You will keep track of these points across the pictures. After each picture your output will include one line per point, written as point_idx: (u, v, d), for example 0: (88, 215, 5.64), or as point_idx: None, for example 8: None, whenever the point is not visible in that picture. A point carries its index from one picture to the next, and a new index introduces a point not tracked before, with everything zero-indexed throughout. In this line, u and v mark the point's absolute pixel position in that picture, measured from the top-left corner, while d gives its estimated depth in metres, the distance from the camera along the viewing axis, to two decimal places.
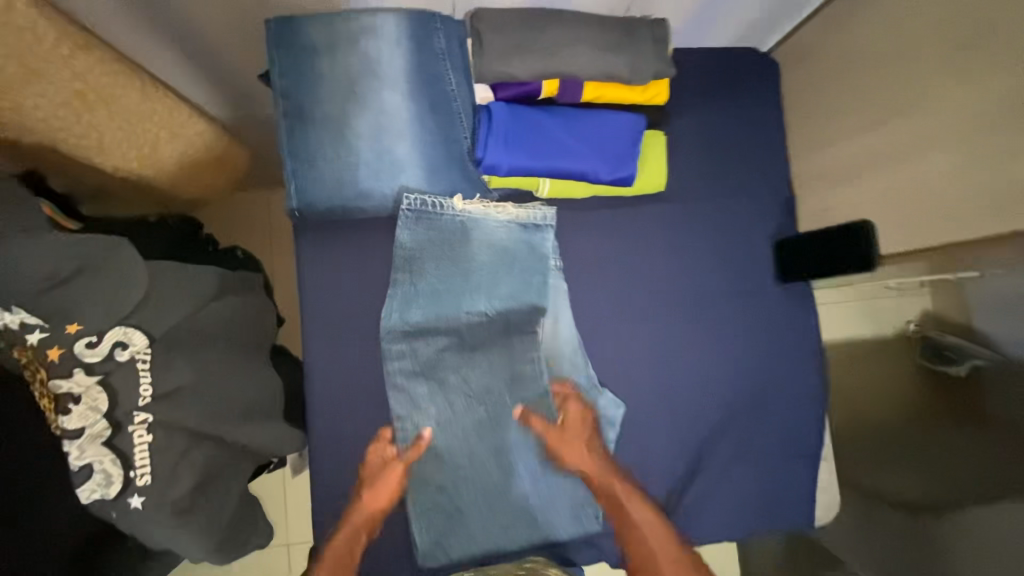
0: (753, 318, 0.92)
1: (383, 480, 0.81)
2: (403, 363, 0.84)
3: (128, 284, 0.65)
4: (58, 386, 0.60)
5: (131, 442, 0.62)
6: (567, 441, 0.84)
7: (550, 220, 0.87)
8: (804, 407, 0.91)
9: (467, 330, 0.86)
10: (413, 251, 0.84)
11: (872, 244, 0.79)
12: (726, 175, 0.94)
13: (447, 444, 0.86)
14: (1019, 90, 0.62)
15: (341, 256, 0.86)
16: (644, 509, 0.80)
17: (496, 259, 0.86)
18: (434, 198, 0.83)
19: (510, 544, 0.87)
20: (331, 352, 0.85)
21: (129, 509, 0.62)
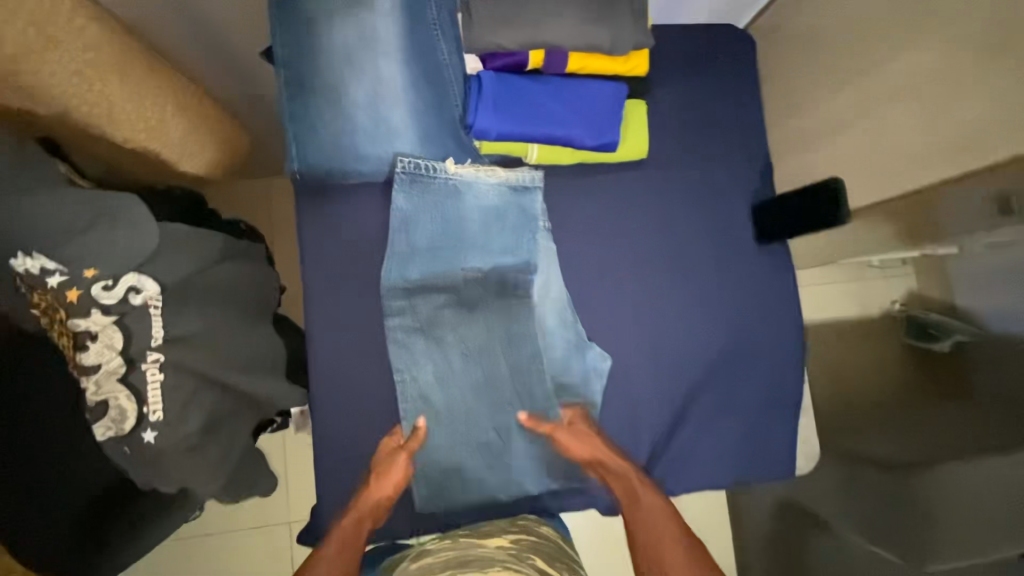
0: (733, 278, 0.97)
1: (392, 467, 0.84)
2: (403, 319, 0.89)
3: (140, 235, 0.69)
4: (76, 325, 0.64)
5: (144, 380, 0.66)
6: (574, 434, 0.88)
7: (538, 182, 0.92)
8: (784, 363, 0.96)
9: (464, 287, 0.90)
10: (409, 213, 0.89)
11: (842, 205, 0.84)
12: (705, 143, 0.99)
13: (443, 395, 0.90)
14: (966, 43, 0.67)
15: (339, 218, 0.91)
16: (653, 495, 0.81)
17: (489, 219, 0.91)
18: (427, 162, 0.88)
19: (502, 491, 0.92)
20: (332, 308, 0.90)
21: (143, 442, 0.67)
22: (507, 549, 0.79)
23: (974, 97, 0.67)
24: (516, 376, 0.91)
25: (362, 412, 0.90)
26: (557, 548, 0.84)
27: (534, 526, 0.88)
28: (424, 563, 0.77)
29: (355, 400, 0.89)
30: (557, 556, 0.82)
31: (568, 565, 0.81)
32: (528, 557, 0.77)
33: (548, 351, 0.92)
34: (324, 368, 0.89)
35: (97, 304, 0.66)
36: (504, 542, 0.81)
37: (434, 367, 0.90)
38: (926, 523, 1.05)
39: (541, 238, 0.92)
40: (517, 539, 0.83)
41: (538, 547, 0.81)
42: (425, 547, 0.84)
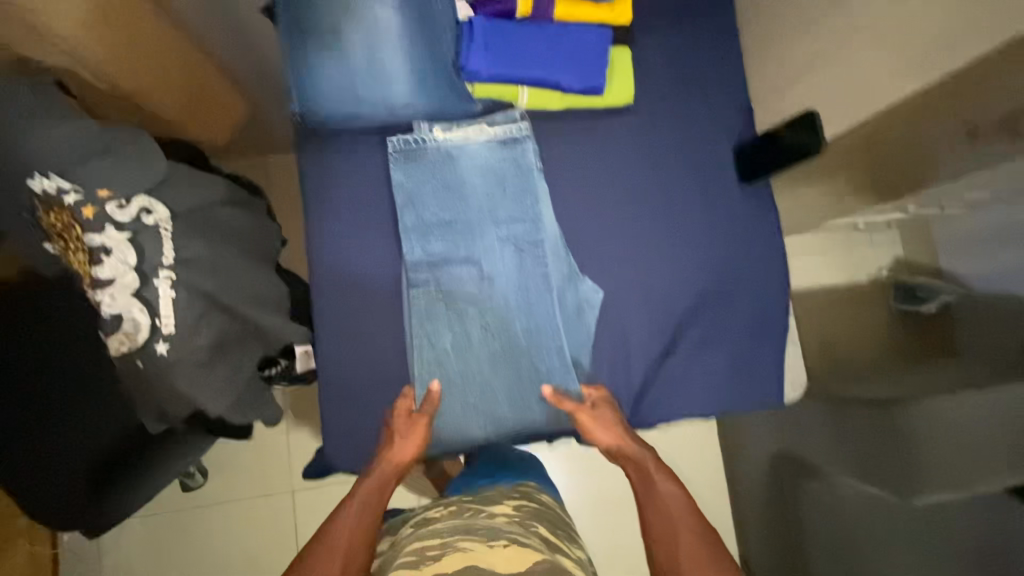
0: (719, 216, 1.01)
1: (410, 432, 0.85)
2: (428, 291, 0.93)
3: (149, 164, 0.74)
4: (91, 240, 0.68)
5: (157, 294, 0.70)
6: (597, 419, 0.89)
7: (526, 132, 0.97)
8: (771, 298, 1.00)
9: (480, 256, 0.95)
10: (412, 187, 0.94)
11: (817, 134, 0.87)
12: (688, 89, 1.03)
13: (454, 350, 0.93)
14: None
15: (339, 170, 0.94)
16: (671, 482, 0.79)
17: (491, 182, 0.96)
18: (414, 136, 0.94)
19: (505, 433, 0.96)
20: (335, 256, 0.92)
21: (156, 354, 0.70)
22: (512, 515, 0.75)
23: (935, 10, 0.71)
24: (526, 336, 0.95)
25: (365, 350, 0.92)
26: (557, 517, 0.82)
27: (535, 493, 0.84)
28: (426, 530, 0.73)
29: (357, 335, 0.92)
30: (558, 524, 0.79)
31: (569, 535, 0.79)
32: (531, 524, 0.74)
33: (559, 310, 0.95)
34: (326, 306, 0.91)
35: (110, 221, 0.69)
36: (507, 508, 0.77)
37: (451, 332, 0.93)
38: (919, 459, 1.06)
39: (534, 190, 0.96)
40: (519, 506, 0.79)
41: (539, 515, 0.78)
42: (425, 514, 0.80)
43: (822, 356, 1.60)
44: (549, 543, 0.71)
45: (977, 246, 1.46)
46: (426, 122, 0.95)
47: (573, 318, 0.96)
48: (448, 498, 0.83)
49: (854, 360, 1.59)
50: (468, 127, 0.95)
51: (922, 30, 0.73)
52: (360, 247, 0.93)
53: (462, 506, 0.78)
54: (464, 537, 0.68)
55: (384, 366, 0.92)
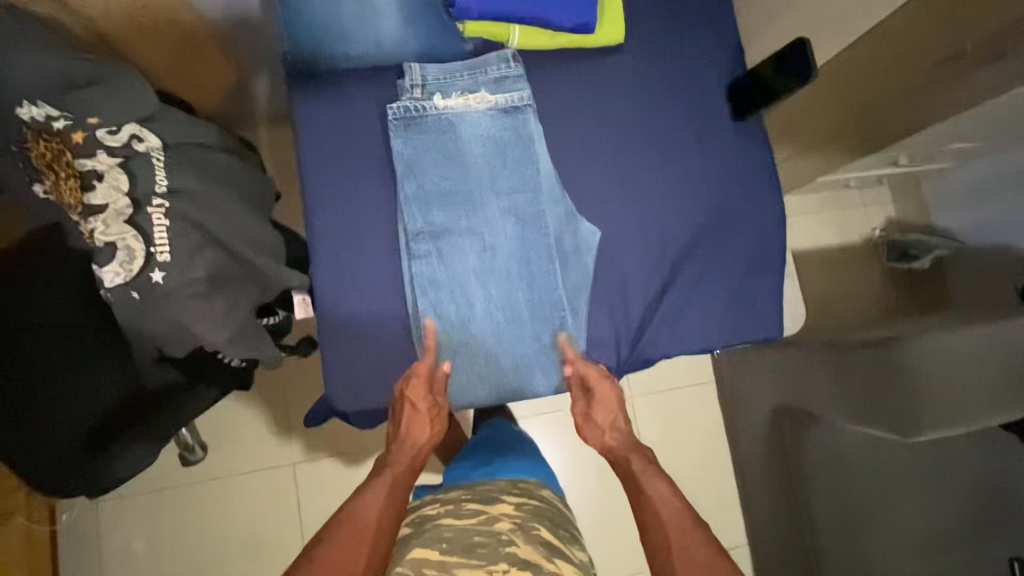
0: (713, 153, 1.01)
1: (424, 416, 0.86)
2: (430, 262, 0.91)
3: (139, 97, 0.73)
4: (84, 165, 0.68)
5: (150, 221, 0.70)
6: (590, 406, 0.91)
7: (527, 101, 0.95)
8: (768, 237, 1.01)
9: (484, 227, 0.93)
10: (411, 156, 0.92)
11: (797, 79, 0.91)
12: (679, 28, 1.04)
13: (459, 318, 0.92)
14: None
15: (333, 116, 0.92)
16: (659, 483, 0.80)
17: (492, 153, 0.94)
18: (414, 103, 0.92)
19: (508, 392, 0.94)
20: (332, 205, 0.91)
21: (152, 283, 0.70)
22: (512, 517, 0.77)
23: None
24: (529, 301, 0.94)
25: (364, 296, 0.91)
26: (557, 511, 0.85)
27: (535, 488, 0.89)
28: (423, 535, 0.74)
29: (358, 281, 0.91)
30: (558, 521, 0.82)
31: (569, 532, 0.82)
32: (533, 528, 0.76)
33: (563, 280, 0.94)
34: (322, 253, 0.90)
35: (102, 147, 0.70)
36: (507, 508, 0.79)
37: (455, 299, 0.92)
38: (919, 395, 1.02)
39: (533, 156, 0.94)
40: (519, 504, 0.82)
41: (540, 513, 0.81)
42: (423, 511, 0.82)
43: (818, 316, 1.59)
44: (551, 546, 0.74)
45: (964, 197, 1.44)
46: (428, 94, 0.93)
47: (576, 286, 0.95)
48: (448, 494, 0.85)
49: (850, 318, 1.57)
50: (466, 70, 0.94)
51: None
52: (357, 192, 0.92)
53: (461, 507, 0.79)
54: (459, 549, 0.68)
55: (384, 315, 0.91)
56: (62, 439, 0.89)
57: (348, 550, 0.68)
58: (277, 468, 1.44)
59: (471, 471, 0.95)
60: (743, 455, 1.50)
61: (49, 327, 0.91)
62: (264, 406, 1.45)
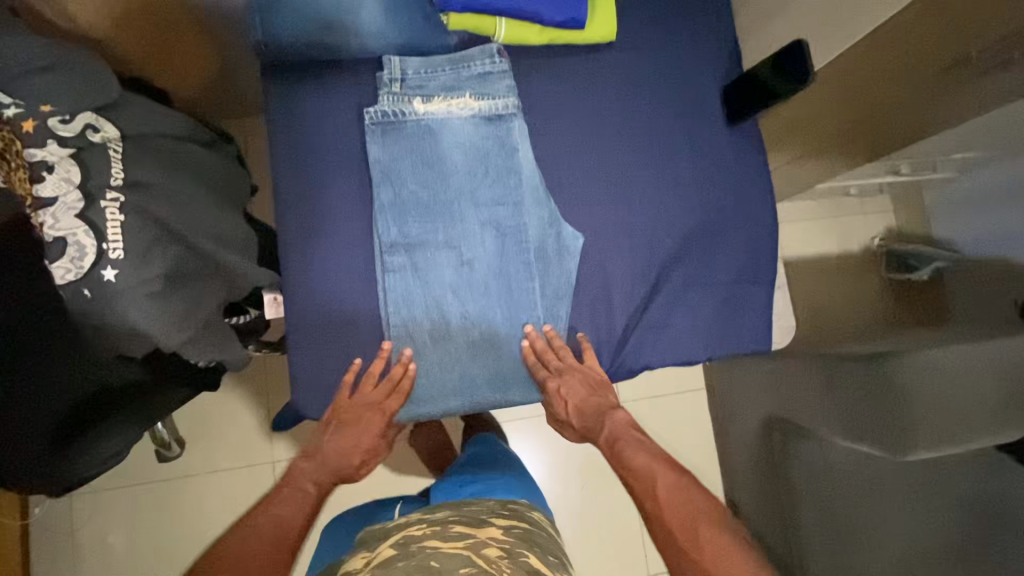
0: (705, 158, 0.98)
1: (360, 442, 0.90)
2: (404, 275, 0.88)
3: (97, 85, 0.69)
4: (32, 155, 0.63)
5: (104, 217, 0.65)
6: (571, 386, 0.90)
7: (513, 109, 0.92)
8: (759, 245, 0.97)
9: (462, 238, 0.90)
10: (387, 163, 0.88)
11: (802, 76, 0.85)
12: (673, 25, 0.99)
13: (432, 332, 0.89)
14: None
15: (308, 112, 0.89)
16: (641, 452, 0.86)
17: (473, 160, 0.90)
18: (393, 108, 0.88)
19: (482, 405, 0.91)
20: (305, 206, 0.87)
21: (103, 282, 0.65)
22: (500, 543, 0.73)
23: None
24: (507, 313, 0.91)
25: (334, 296, 0.87)
26: (548, 537, 0.82)
27: (525, 511, 0.86)
28: (408, 558, 0.69)
29: (329, 280, 0.87)
30: (546, 547, 0.78)
31: (558, 561, 0.78)
32: (520, 554, 0.72)
33: (541, 297, 0.91)
34: (292, 254, 0.87)
35: (54, 137, 0.65)
36: (495, 533, 0.76)
37: (429, 309, 0.89)
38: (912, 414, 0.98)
39: (515, 164, 0.91)
40: (508, 529, 0.78)
41: (528, 539, 0.77)
42: (408, 531, 0.77)
43: (812, 325, 1.56)
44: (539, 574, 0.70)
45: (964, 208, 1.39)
46: (408, 94, 0.89)
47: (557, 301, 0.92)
48: (435, 513, 0.82)
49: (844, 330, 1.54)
50: (448, 66, 0.90)
51: None
52: (331, 187, 0.88)
53: (447, 529, 0.76)
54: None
55: (355, 318, 0.88)
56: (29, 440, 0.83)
57: (262, 552, 0.73)
58: (255, 467, 1.41)
59: (460, 488, 0.93)
60: (730, 464, 1.48)
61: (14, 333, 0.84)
62: (242, 403, 1.42)
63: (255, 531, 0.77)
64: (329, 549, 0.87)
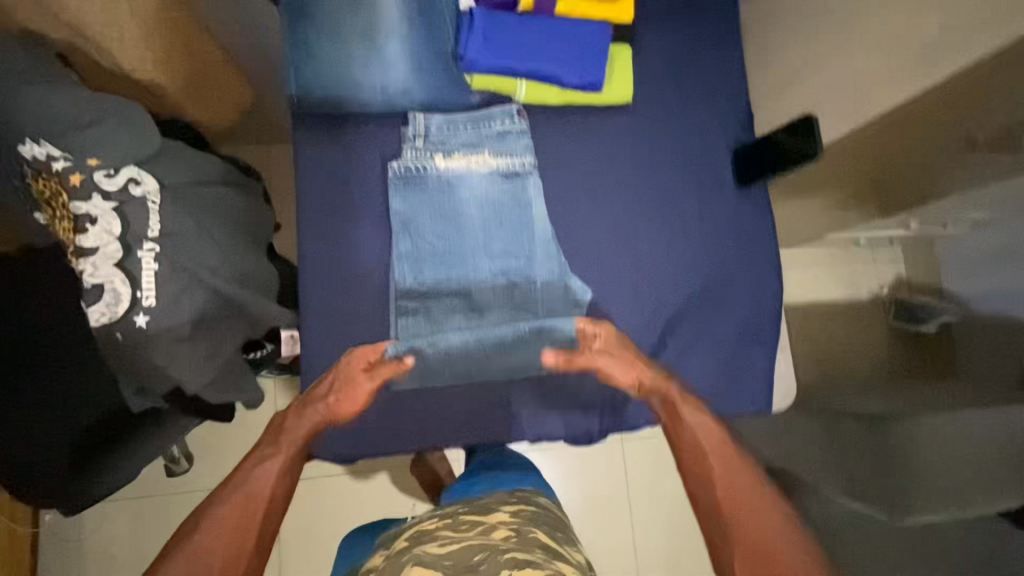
0: (713, 219, 1.01)
1: (353, 388, 0.80)
2: (416, 321, 0.92)
3: (141, 135, 0.73)
4: (77, 207, 0.68)
5: (139, 265, 0.69)
6: (612, 358, 0.83)
7: (529, 168, 0.95)
8: (763, 305, 0.99)
9: (475, 288, 0.94)
10: (407, 215, 0.92)
11: (813, 141, 0.87)
12: (690, 89, 1.02)
13: (439, 379, 0.91)
14: None
15: (333, 161, 0.93)
16: (700, 414, 0.75)
17: (489, 214, 0.94)
18: (415, 164, 0.92)
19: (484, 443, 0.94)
20: (326, 252, 0.91)
21: (134, 327, 0.69)
22: (509, 525, 0.74)
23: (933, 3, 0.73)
24: (515, 362, 0.93)
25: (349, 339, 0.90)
26: (557, 518, 0.82)
27: (534, 496, 0.85)
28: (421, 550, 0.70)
29: (344, 325, 0.90)
30: (556, 525, 0.79)
31: (568, 535, 0.79)
32: (529, 531, 0.73)
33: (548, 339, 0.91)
34: (311, 298, 0.90)
35: (98, 190, 0.69)
36: (504, 517, 0.77)
37: (439, 357, 0.91)
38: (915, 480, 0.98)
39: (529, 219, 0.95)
40: (517, 511, 0.79)
41: (537, 518, 0.78)
42: (423, 525, 0.79)
43: (818, 372, 1.56)
44: (550, 548, 0.70)
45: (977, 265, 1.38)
46: (430, 150, 0.93)
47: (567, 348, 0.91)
48: (446, 508, 0.82)
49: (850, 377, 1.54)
50: (469, 123, 0.94)
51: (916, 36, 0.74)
52: (351, 236, 0.92)
53: (458, 521, 0.77)
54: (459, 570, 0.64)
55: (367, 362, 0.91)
56: (55, 458, 0.87)
57: (231, 525, 0.65)
58: None
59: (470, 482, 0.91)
60: None
61: (49, 359, 0.88)
62: (251, 423, 1.45)
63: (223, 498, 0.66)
64: (341, 564, 0.89)
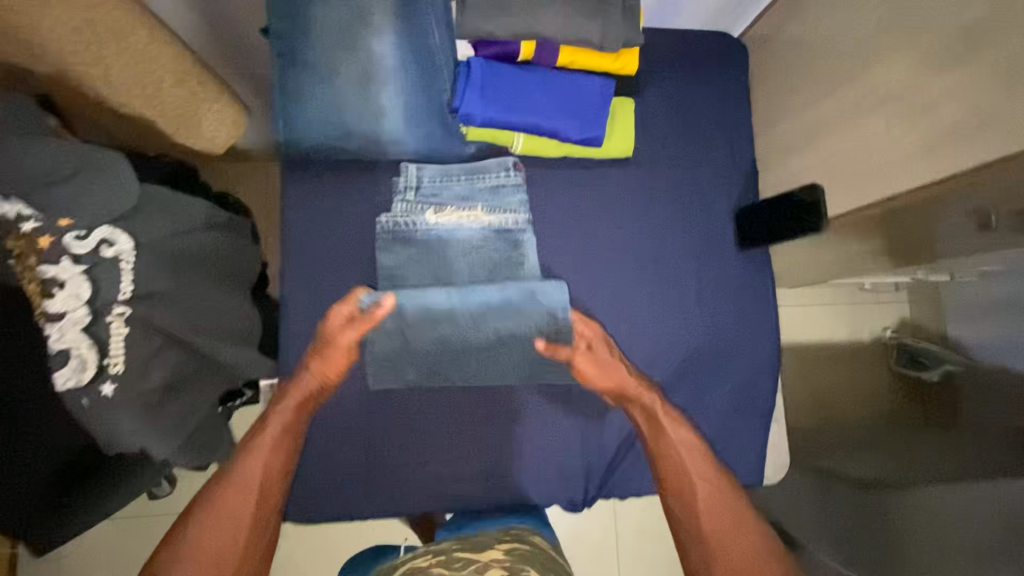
0: (710, 281, 0.98)
1: (333, 351, 0.84)
2: (403, 381, 0.90)
3: (119, 189, 0.70)
4: (45, 271, 0.65)
5: (108, 331, 0.66)
6: (596, 360, 0.87)
7: (524, 225, 0.92)
8: (755, 375, 0.97)
9: (462, 351, 0.89)
10: (395, 270, 0.90)
11: (820, 213, 0.85)
12: (693, 146, 1.00)
13: (423, 433, 0.92)
14: (935, 55, 0.69)
15: (322, 211, 0.92)
16: (682, 430, 0.84)
17: (478, 274, 0.91)
18: (404, 219, 0.89)
19: (467, 502, 0.92)
20: (314, 303, 0.91)
21: (102, 396, 0.66)
22: (502, 562, 0.70)
23: (949, 96, 0.68)
24: (497, 420, 0.94)
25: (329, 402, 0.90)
26: (551, 558, 0.78)
27: (527, 535, 0.82)
28: None
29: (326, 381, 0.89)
30: (551, 566, 0.75)
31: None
32: (523, 569, 0.69)
33: (546, 312, 0.89)
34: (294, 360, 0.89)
35: (68, 252, 0.66)
36: (498, 555, 0.73)
37: (433, 348, 0.89)
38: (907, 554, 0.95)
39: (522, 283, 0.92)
40: (509, 549, 0.76)
41: (531, 557, 0.74)
42: (414, 562, 0.74)
43: (816, 419, 1.53)
44: None
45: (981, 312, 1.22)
46: (421, 205, 0.90)
47: (561, 326, 0.88)
48: (441, 545, 0.79)
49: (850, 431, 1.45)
50: (463, 176, 0.92)
51: (930, 120, 0.71)
52: (338, 294, 0.91)
53: (452, 557, 0.73)
54: None
55: (347, 425, 0.91)
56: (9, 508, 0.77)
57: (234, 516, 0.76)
58: None
59: (460, 528, 0.86)
60: None
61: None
62: None
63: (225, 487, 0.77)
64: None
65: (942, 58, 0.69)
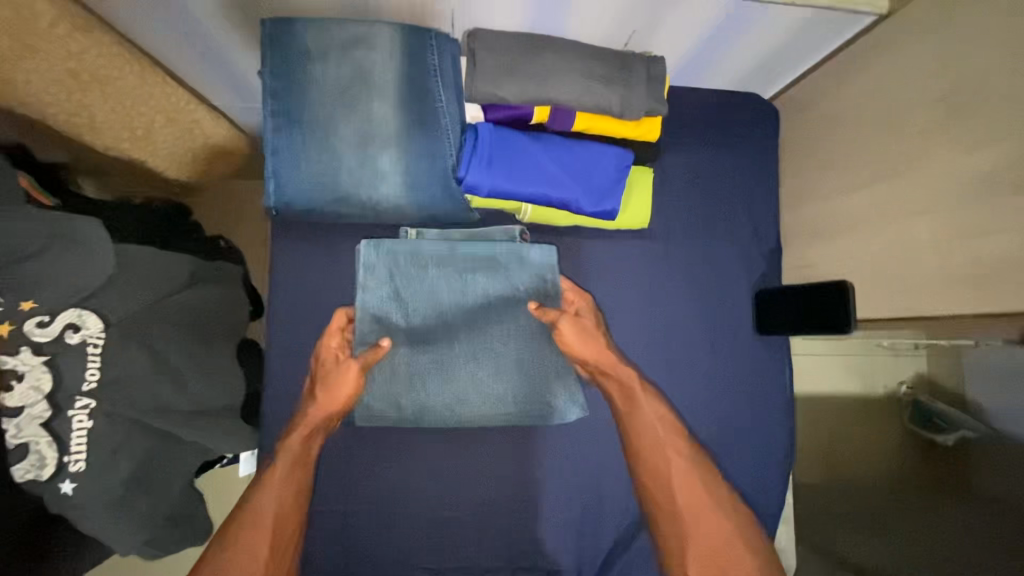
0: (723, 366, 0.92)
1: (335, 377, 0.81)
2: (390, 404, 0.84)
3: (92, 263, 0.65)
4: (3, 363, 0.61)
5: (69, 426, 0.62)
6: (580, 328, 0.85)
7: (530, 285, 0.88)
8: (763, 483, 0.91)
9: (456, 403, 0.85)
10: (383, 280, 0.84)
11: (848, 310, 0.77)
12: (714, 221, 0.93)
13: (407, 521, 0.86)
14: (988, 167, 0.63)
15: (315, 275, 0.87)
16: (654, 401, 0.85)
17: (471, 322, 0.87)
18: (404, 257, 0.84)
19: None
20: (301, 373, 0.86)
21: (60, 493, 0.62)
22: None
23: (1004, 221, 0.61)
24: (487, 509, 0.87)
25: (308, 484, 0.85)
26: None
27: None
28: None
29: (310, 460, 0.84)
30: None
31: None
32: None
33: (535, 275, 0.87)
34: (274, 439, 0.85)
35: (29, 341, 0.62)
36: None
37: (429, 347, 0.86)
38: None
39: (524, 363, 0.87)
40: None
41: None
42: None
43: None
44: None
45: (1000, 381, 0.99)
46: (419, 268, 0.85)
47: (550, 289, 0.87)
48: None
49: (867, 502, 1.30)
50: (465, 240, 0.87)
51: (978, 240, 0.64)
52: None
53: None
54: None
55: (329, 509, 0.85)
56: None
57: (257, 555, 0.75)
58: None
59: None
60: None
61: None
62: None
63: (247, 525, 0.76)
64: None
65: (996, 173, 0.62)
